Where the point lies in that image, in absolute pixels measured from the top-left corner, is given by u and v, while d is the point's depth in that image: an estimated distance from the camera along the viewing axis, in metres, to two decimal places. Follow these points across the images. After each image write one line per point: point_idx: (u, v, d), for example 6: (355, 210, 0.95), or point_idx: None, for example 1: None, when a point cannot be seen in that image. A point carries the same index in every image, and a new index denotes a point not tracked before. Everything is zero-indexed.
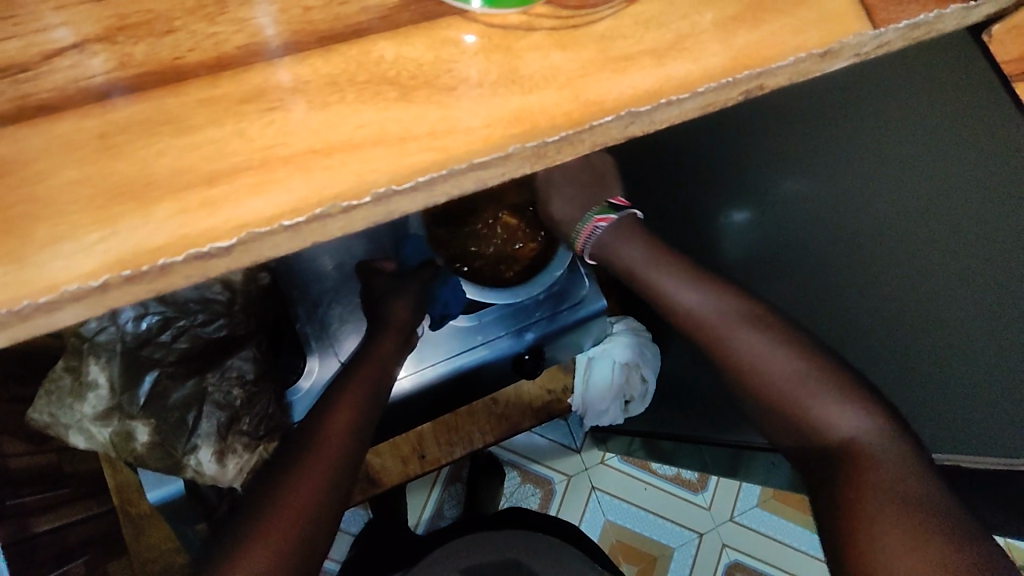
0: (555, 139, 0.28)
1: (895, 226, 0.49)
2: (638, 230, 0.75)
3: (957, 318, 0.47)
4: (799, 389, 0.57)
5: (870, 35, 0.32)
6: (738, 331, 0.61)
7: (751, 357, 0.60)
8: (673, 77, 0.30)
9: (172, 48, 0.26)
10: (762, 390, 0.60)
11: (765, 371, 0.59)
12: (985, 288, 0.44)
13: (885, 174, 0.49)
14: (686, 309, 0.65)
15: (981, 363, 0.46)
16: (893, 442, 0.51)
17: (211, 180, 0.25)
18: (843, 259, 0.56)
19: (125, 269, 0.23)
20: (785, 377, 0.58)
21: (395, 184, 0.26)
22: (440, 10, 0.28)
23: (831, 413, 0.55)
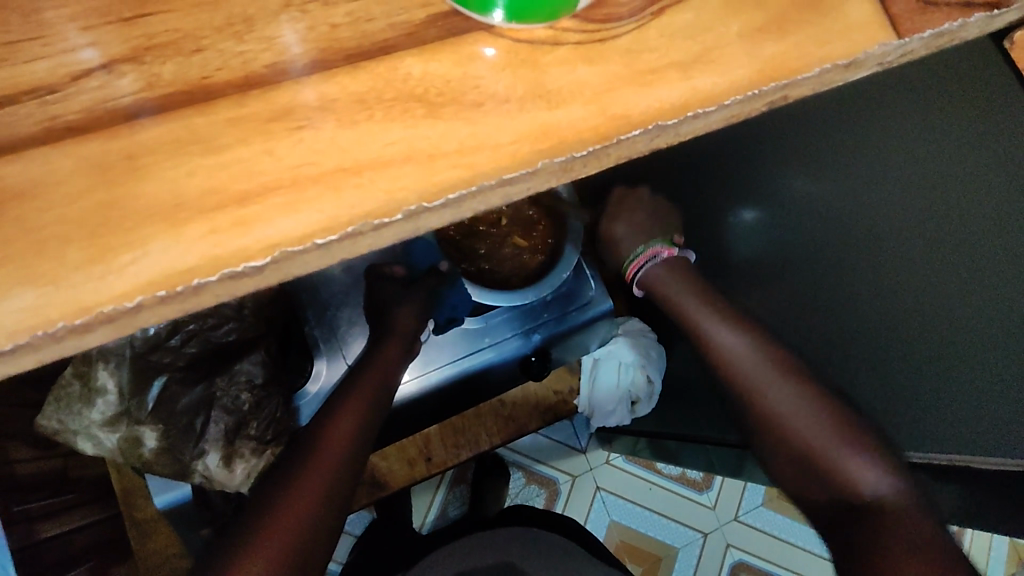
0: (582, 153, 0.28)
1: (906, 237, 0.49)
2: (685, 270, 0.63)
3: (967, 328, 0.47)
4: (831, 443, 0.49)
5: (895, 45, 0.32)
6: (766, 372, 0.53)
7: (783, 409, 0.52)
8: (699, 91, 0.30)
9: (200, 68, 0.25)
10: (789, 445, 0.51)
11: (795, 425, 0.51)
12: (996, 296, 0.44)
13: (897, 183, 0.49)
14: (720, 347, 0.56)
15: (996, 371, 0.46)
16: (922, 509, 0.44)
17: (241, 202, 0.24)
18: (849, 270, 0.55)
19: (160, 290, 0.23)
20: (815, 433, 0.50)
21: (425, 202, 0.26)
22: (467, 25, 0.28)
23: (863, 474, 0.47)
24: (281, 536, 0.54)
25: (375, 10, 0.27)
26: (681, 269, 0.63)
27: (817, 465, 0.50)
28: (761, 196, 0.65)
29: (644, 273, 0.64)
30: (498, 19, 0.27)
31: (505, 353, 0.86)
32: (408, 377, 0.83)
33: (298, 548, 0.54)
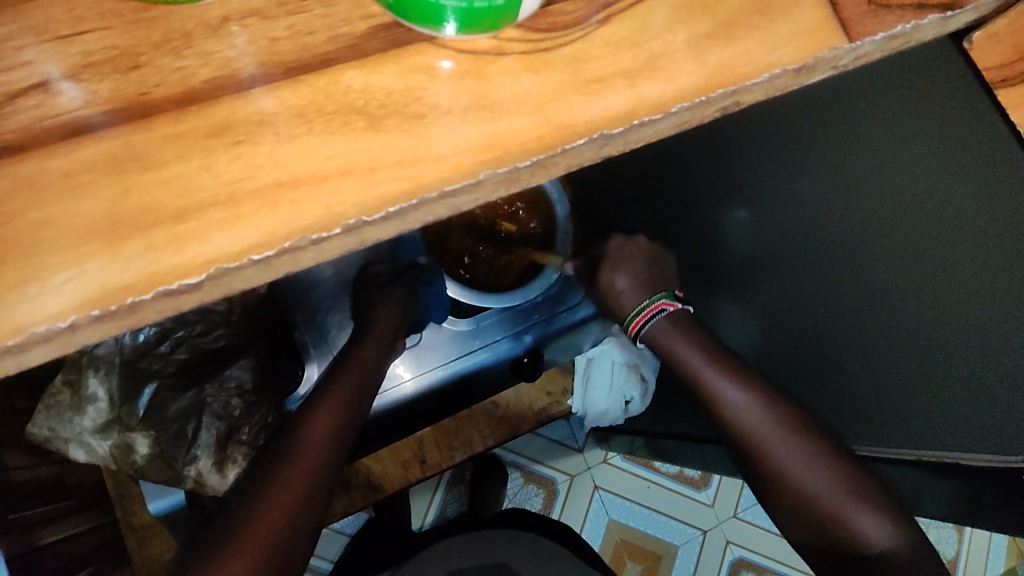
0: (526, 164, 0.28)
1: (893, 248, 0.48)
2: (689, 322, 0.68)
3: (957, 335, 0.46)
4: (835, 497, 0.55)
5: (847, 49, 0.32)
6: (774, 432, 0.59)
7: (788, 464, 0.58)
8: (645, 99, 0.30)
9: (138, 84, 0.26)
10: (795, 496, 0.58)
11: (800, 479, 0.57)
12: (986, 304, 0.43)
13: (883, 192, 0.48)
14: (728, 406, 0.61)
15: (984, 373, 0.45)
16: (915, 556, 0.51)
17: (178, 218, 0.25)
18: (842, 281, 0.54)
19: (93, 309, 0.24)
20: (818, 489, 0.56)
21: (364, 216, 0.26)
22: (409, 36, 0.28)
23: (865, 526, 0.53)
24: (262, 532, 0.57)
25: (316, 23, 0.27)
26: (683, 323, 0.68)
27: (824, 518, 0.56)
28: (748, 198, 0.64)
29: (649, 327, 0.70)
30: (450, 31, 0.27)
31: (497, 356, 0.86)
32: (403, 379, 0.86)
33: (280, 542, 0.57)
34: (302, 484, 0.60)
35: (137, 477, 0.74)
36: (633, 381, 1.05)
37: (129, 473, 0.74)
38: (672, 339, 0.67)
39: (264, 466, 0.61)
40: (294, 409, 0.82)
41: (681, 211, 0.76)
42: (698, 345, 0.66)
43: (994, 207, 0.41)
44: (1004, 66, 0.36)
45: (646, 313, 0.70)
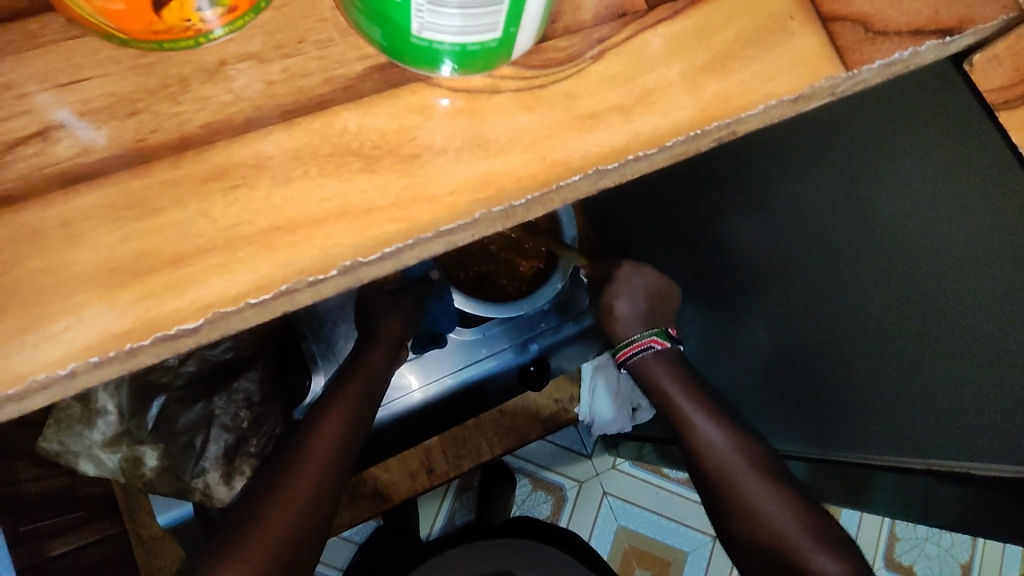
0: (521, 202, 0.28)
1: (897, 266, 0.48)
2: (676, 360, 0.72)
3: (965, 353, 0.46)
4: (790, 533, 0.57)
5: (843, 77, 0.32)
6: (744, 472, 0.61)
7: (756, 501, 0.60)
8: (640, 133, 0.30)
9: (136, 130, 0.26)
10: (757, 528, 0.59)
11: (764, 514, 0.59)
12: (986, 326, 0.43)
13: (885, 210, 0.47)
14: (705, 444, 0.64)
15: (993, 389, 0.45)
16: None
17: (175, 263, 0.25)
18: (847, 298, 0.54)
19: (93, 355, 0.24)
20: (780, 525, 0.58)
21: (360, 257, 0.26)
22: (404, 76, 0.28)
23: (819, 561, 0.54)
24: (274, 534, 0.58)
25: (311, 65, 0.27)
26: (671, 360, 0.72)
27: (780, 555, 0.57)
28: (757, 207, 0.63)
29: (638, 358, 0.74)
30: (450, 72, 0.27)
31: (502, 364, 0.87)
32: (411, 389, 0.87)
33: (290, 549, 0.58)
34: (309, 489, 0.61)
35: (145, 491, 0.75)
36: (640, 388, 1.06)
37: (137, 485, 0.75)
38: (655, 373, 0.71)
39: (271, 475, 0.62)
40: (300, 417, 0.83)
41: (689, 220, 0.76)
42: (680, 377, 0.70)
43: (988, 231, 0.41)
44: (1005, 88, 0.35)
45: (636, 345, 0.74)
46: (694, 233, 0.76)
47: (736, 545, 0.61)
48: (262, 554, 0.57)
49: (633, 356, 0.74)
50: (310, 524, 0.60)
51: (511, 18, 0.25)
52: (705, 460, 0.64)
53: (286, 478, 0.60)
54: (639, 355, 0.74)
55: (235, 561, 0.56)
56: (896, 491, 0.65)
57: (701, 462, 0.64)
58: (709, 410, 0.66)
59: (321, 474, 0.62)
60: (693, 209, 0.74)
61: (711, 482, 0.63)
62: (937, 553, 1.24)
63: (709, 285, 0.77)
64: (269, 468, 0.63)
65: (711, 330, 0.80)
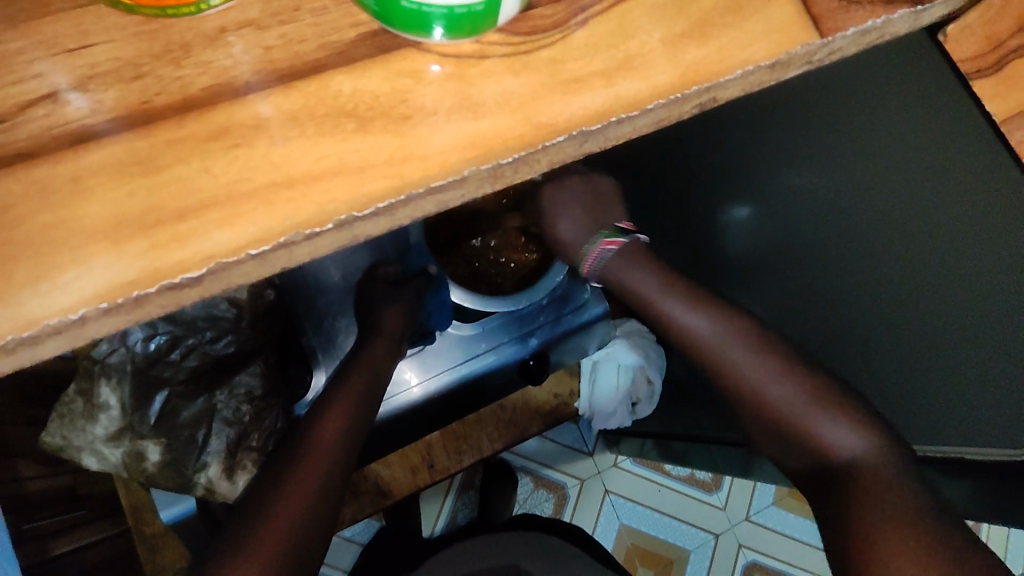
0: (509, 161, 0.29)
1: (903, 225, 0.49)
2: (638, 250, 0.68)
3: (970, 325, 0.47)
4: (803, 412, 0.55)
5: (819, 44, 0.33)
6: (738, 352, 0.58)
7: (752, 380, 0.57)
8: (622, 97, 0.31)
9: (140, 93, 0.27)
10: (758, 409, 0.57)
11: (767, 391, 0.57)
12: (992, 293, 0.45)
13: (891, 169, 0.49)
14: (693, 332, 0.60)
15: (995, 343, 0.46)
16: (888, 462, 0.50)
17: (179, 217, 0.26)
18: (850, 262, 0.55)
19: (102, 301, 0.25)
20: (788, 397, 0.56)
21: (355, 211, 0.27)
22: (395, 42, 0.29)
23: (834, 435, 0.53)
24: (283, 528, 0.58)
25: (306, 32, 0.29)
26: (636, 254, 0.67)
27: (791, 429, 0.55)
28: (757, 184, 0.64)
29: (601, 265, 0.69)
30: (442, 37, 0.29)
31: (503, 359, 0.88)
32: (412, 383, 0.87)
33: (299, 541, 0.59)
34: (316, 485, 0.62)
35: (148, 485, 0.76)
36: (640, 382, 1.08)
37: (139, 480, 0.76)
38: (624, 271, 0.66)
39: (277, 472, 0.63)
40: (303, 413, 0.83)
41: (689, 205, 0.77)
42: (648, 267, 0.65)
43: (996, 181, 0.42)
44: (976, 58, 0.36)
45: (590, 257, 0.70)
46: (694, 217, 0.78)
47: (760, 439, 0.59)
48: (271, 548, 0.57)
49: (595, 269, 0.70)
50: (317, 519, 0.61)
51: None
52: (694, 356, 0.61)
53: (293, 477, 0.61)
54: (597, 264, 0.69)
55: (248, 559, 0.56)
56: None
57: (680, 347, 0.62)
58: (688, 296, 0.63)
59: (327, 469, 0.63)
60: (696, 194, 0.75)
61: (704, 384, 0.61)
62: None
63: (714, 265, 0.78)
64: (271, 470, 0.64)
65: None
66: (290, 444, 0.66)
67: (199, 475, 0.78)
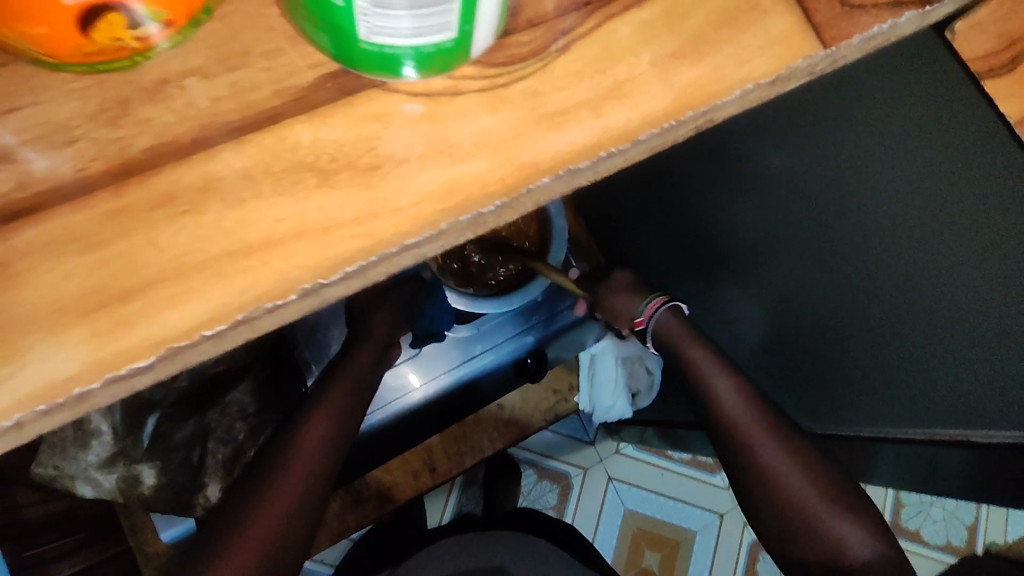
0: (489, 210, 0.27)
1: (901, 229, 0.45)
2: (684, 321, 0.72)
3: (949, 327, 0.44)
4: (814, 508, 0.60)
5: (821, 56, 0.30)
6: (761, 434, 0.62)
7: (772, 467, 0.62)
8: (612, 128, 0.28)
9: (74, 159, 0.24)
10: (777, 498, 0.62)
11: (785, 483, 0.61)
12: (971, 294, 0.42)
13: (890, 170, 0.44)
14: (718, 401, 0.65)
15: (976, 343, 0.43)
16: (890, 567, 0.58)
17: (124, 299, 0.24)
18: (845, 268, 0.50)
19: (39, 403, 0.23)
20: (804, 495, 0.60)
21: (321, 278, 0.25)
22: (358, 83, 0.26)
23: (844, 532, 0.59)
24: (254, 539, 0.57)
25: (258, 77, 0.26)
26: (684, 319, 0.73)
27: (804, 527, 0.61)
28: (748, 187, 0.59)
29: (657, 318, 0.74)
30: (410, 75, 0.26)
31: (500, 358, 0.86)
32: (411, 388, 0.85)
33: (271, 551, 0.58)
34: (291, 496, 0.60)
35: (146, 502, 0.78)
36: (639, 374, 1.02)
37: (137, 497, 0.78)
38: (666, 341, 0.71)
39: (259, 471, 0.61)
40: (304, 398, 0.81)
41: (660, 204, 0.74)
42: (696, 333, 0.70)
43: (1000, 185, 0.38)
44: (988, 57, 0.33)
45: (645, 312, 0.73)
46: (669, 217, 0.74)
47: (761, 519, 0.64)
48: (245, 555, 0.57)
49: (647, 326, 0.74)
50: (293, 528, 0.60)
51: (465, 16, 0.23)
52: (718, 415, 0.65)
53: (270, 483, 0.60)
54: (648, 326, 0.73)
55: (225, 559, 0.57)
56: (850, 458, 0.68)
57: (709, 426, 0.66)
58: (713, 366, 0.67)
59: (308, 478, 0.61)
60: (666, 194, 0.72)
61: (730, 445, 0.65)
62: (942, 516, 1.25)
63: (699, 261, 0.73)
64: (254, 471, 0.62)
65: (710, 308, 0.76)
66: (273, 446, 0.64)
67: (198, 495, 0.79)
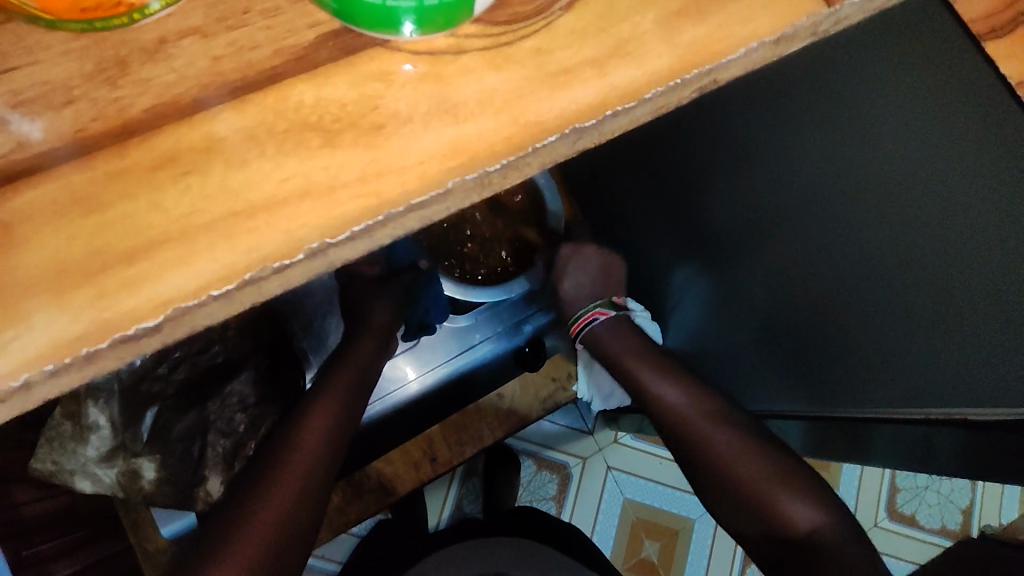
0: (496, 167, 0.26)
1: (902, 192, 0.44)
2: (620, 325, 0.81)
3: (944, 295, 0.43)
4: (765, 486, 0.62)
5: (826, 14, 0.29)
6: (706, 425, 0.66)
7: (721, 455, 0.65)
8: (617, 86, 0.28)
9: (72, 120, 0.24)
10: (733, 485, 0.64)
11: (743, 472, 0.63)
12: (965, 261, 0.41)
13: (896, 131, 0.43)
14: (663, 402, 0.70)
15: (966, 314, 0.42)
16: (842, 536, 0.58)
17: (129, 259, 0.23)
18: (845, 241, 0.50)
19: (46, 364, 0.22)
20: (761, 477, 0.62)
21: (328, 238, 0.24)
22: (360, 42, 0.26)
23: (796, 511, 0.60)
24: (257, 530, 0.56)
25: (259, 36, 0.25)
26: (619, 328, 0.81)
27: (761, 508, 0.62)
28: (750, 167, 0.59)
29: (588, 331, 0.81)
30: (411, 34, 0.25)
31: (498, 349, 0.85)
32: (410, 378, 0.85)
33: (273, 545, 0.56)
34: (294, 489, 0.59)
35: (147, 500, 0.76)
36: None
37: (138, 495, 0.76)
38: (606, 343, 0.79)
39: (261, 465, 0.61)
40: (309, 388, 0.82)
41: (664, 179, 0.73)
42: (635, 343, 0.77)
43: (1004, 140, 0.37)
44: (989, 17, 0.33)
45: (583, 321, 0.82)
46: (673, 195, 0.73)
47: (722, 509, 0.66)
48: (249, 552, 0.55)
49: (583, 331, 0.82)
50: (295, 528, 0.58)
51: None
52: (668, 418, 0.69)
53: (275, 472, 0.59)
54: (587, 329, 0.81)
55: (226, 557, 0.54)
56: (828, 446, 0.68)
57: (668, 424, 0.69)
58: (659, 371, 0.72)
59: (311, 468, 0.61)
60: (667, 171, 0.72)
61: (680, 441, 0.68)
62: (938, 501, 1.26)
63: (698, 246, 0.72)
64: (256, 466, 0.62)
65: (702, 297, 0.75)
66: (276, 438, 0.64)
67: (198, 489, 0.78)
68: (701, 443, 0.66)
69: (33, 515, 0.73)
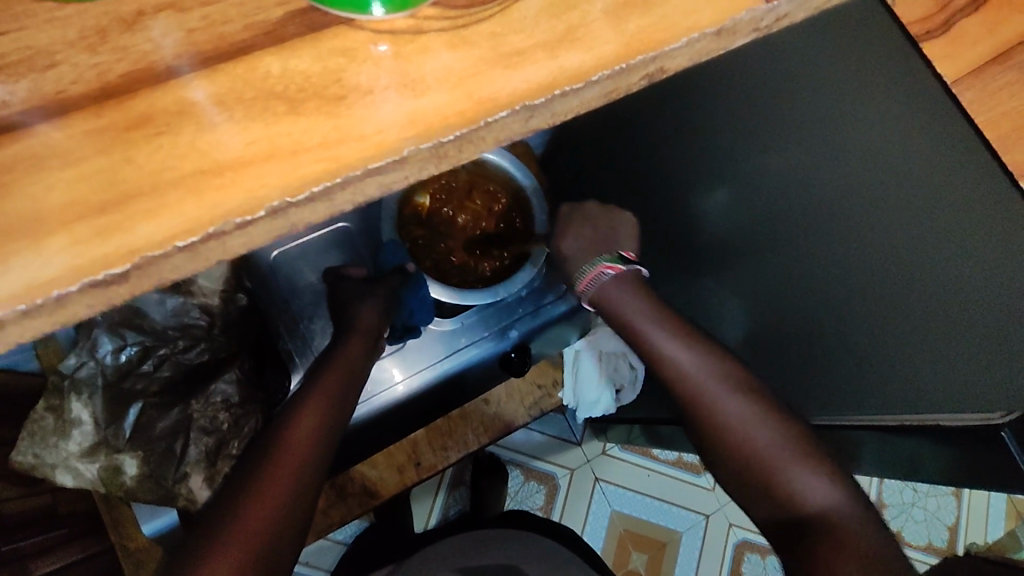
0: (451, 138, 0.28)
1: (873, 195, 0.45)
2: (635, 280, 0.66)
3: (908, 288, 0.45)
4: (779, 464, 0.55)
5: (764, 9, 0.32)
6: (714, 386, 0.59)
7: (734, 426, 0.58)
8: (566, 68, 0.30)
9: (54, 82, 0.26)
10: (734, 455, 0.58)
11: (749, 438, 0.57)
12: (928, 259, 0.43)
13: (861, 138, 0.45)
14: (667, 360, 0.61)
15: (939, 309, 0.43)
16: (863, 519, 0.51)
17: (102, 210, 0.25)
18: (822, 251, 0.51)
19: (20, 304, 0.24)
20: (765, 445, 0.56)
21: (289, 198, 0.26)
22: (325, 21, 0.29)
23: (804, 484, 0.54)
24: (250, 529, 0.56)
25: (231, 11, 0.28)
26: (630, 283, 0.65)
27: (759, 477, 0.56)
28: (724, 179, 0.60)
29: (595, 289, 0.66)
30: (375, 13, 0.27)
31: (483, 352, 0.87)
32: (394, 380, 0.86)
33: (265, 546, 0.56)
34: (287, 488, 0.59)
35: (128, 498, 0.76)
36: (623, 369, 1.04)
37: (119, 494, 0.76)
38: (616, 297, 0.64)
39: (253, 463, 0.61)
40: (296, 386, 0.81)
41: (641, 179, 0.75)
42: (645, 303, 0.64)
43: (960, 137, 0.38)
44: (925, 19, 0.34)
45: (587, 278, 0.67)
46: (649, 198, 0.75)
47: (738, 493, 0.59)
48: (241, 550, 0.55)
49: (590, 290, 0.67)
50: (287, 529, 0.58)
51: None
52: (668, 376, 0.61)
53: (264, 475, 0.59)
54: (594, 286, 0.66)
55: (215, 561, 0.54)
56: None
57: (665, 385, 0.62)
58: (670, 324, 0.62)
59: (300, 466, 0.61)
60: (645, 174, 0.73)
61: (683, 405, 0.61)
62: (924, 517, 1.27)
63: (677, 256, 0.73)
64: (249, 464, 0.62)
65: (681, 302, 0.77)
66: (267, 435, 0.64)
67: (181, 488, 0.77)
68: (698, 401, 0.59)
69: (13, 511, 0.74)
